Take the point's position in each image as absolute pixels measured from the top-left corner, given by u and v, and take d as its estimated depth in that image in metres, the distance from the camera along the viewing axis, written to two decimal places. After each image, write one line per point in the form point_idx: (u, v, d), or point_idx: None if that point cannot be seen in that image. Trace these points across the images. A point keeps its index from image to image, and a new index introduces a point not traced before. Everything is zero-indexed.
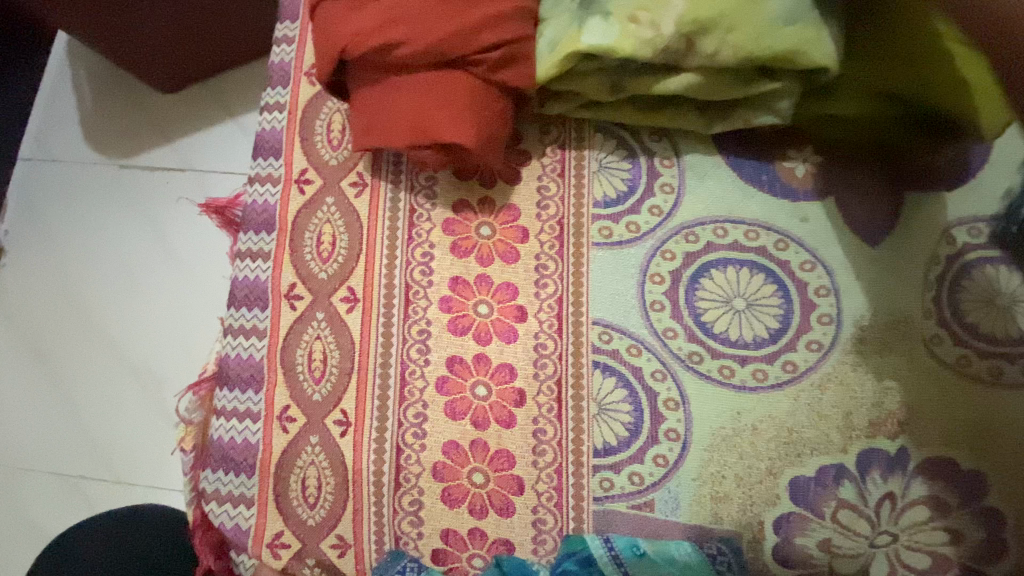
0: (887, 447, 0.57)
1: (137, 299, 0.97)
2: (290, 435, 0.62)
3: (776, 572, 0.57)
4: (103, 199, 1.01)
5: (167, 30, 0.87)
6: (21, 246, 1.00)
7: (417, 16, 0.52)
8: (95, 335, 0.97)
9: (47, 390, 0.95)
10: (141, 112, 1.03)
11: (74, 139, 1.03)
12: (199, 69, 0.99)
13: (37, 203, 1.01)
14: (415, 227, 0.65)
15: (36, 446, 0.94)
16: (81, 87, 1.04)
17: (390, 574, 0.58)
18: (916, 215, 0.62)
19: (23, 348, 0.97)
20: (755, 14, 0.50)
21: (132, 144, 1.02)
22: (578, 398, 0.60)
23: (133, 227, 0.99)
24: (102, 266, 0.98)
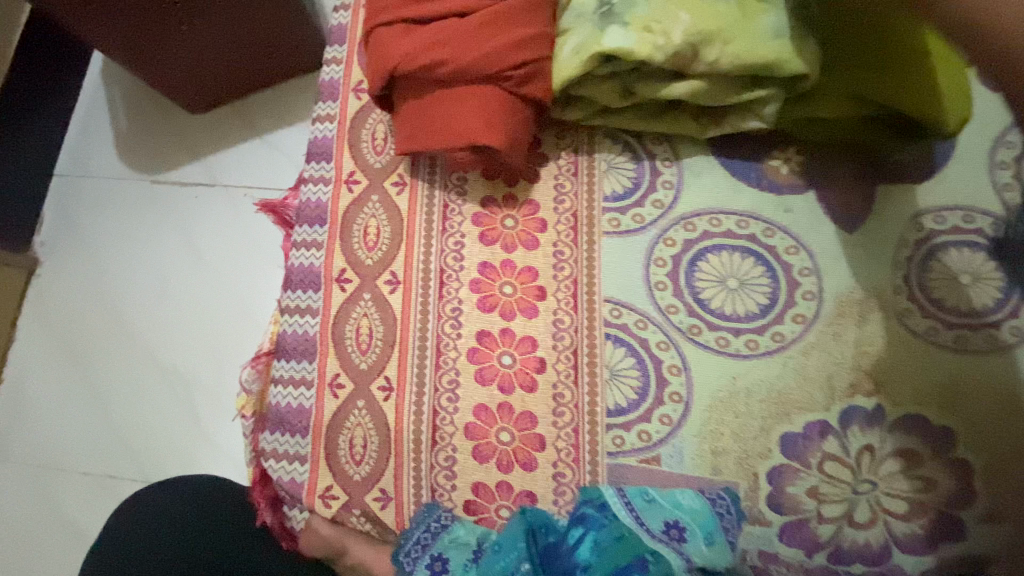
0: (866, 405, 0.65)
1: (167, 303, 1.07)
2: (339, 400, 0.70)
3: (771, 518, 0.64)
4: (137, 213, 1.11)
5: (206, 53, 0.99)
6: (64, 256, 1.11)
7: (458, 39, 0.62)
8: (125, 337, 1.06)
9: (82, 389, 1.05)
10: (174, 134, 1.14)
11: (111, 157, 1.14)
12: (229, 88, 1.10)
13: (76, 217, 1.12)
14: (448, 219, 0.75)
15: (69, 447, 1.03)
16: (116, 110, 1.16)
17: (426, 522, 0.66)
18: (888, 205, 0.70)
19: (61, 351, 1.07)
20: (747, 30, 0.60)
21: (164, 161, 1.13)
22: (593, 366, 0.69)
23: (163, 238, 1.09)
24: (138, 278, 1.08)
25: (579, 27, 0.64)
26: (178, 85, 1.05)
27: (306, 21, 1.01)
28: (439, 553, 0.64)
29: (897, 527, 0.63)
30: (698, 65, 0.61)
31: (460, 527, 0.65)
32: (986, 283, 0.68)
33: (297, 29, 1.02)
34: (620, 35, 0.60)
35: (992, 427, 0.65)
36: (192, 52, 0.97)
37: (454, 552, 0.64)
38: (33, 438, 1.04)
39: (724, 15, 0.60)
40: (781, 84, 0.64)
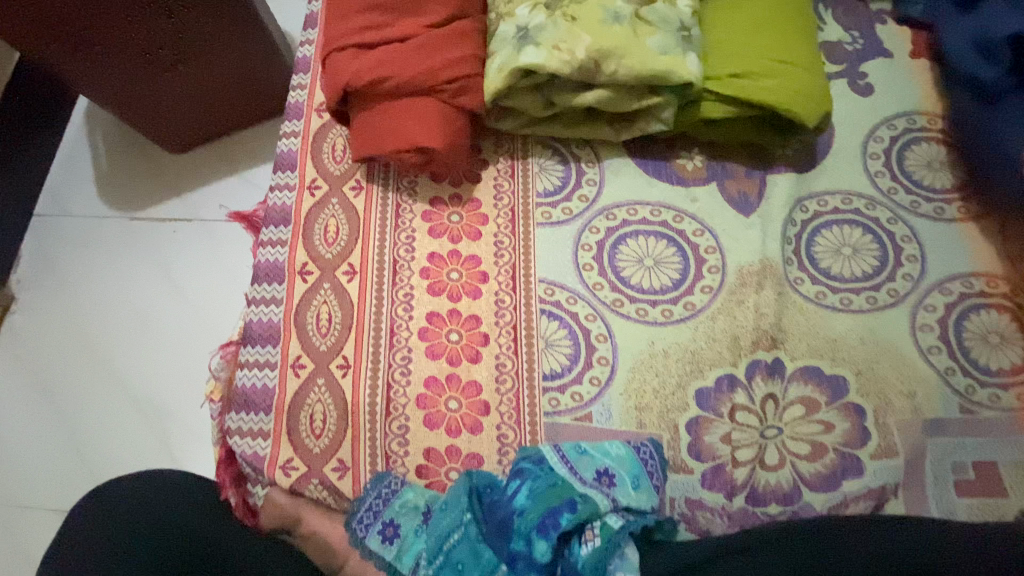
0: (767, 358, 0.73)
1: (139, 333, 1.13)
2: (301, 379, 0.78)
3: (693, 466, 0.71)
4: (112, 249, 1.19)
5: (185, 98, 1.10)
6: (39, 291, 1.17)
7: (399, 59, 0.73)
8: (95, 366, 1.12)
9: (50, 421, 1.09)
10: (151, 174, 1.24)
11: (90, 196, 1.23)
12: (207, 131, 1.21)
13: (53, 256, 1.19)
14: (400, 216, 0.84)
15: (30, 480, 1.06)
16: (97, 154, 1.27)
17: (379, 489, 0.73)
18: (777, 190, 0.82)
19: (30, 386, 1.12)
20: (637, 46, 0.72)
21: (142, 198, 1.22)
22: (531, 337, 0.77)
23: (137, 272, 1.17)
24: (112, 312, 1.15)
25: (504, 48, 0.76)
26: (156, 127, 1.15)
27: (282, 73, 1.15)
28: (390, 519, 0.71)
29: (803, 468, 0.70)
30: (600, 76, 0.73)
31: (409, 491, 0.72)
32: (865, 253, 0.78)
33: (272, 77, 1.14)
34: (534, 53, 0.73)
35: (880, 376, 0.72)
36: (172, 98, 1.09)
37: (404, 518, 0.71)
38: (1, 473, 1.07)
39: (618, 34, 0.73)
40: (672, 91, 0.76)
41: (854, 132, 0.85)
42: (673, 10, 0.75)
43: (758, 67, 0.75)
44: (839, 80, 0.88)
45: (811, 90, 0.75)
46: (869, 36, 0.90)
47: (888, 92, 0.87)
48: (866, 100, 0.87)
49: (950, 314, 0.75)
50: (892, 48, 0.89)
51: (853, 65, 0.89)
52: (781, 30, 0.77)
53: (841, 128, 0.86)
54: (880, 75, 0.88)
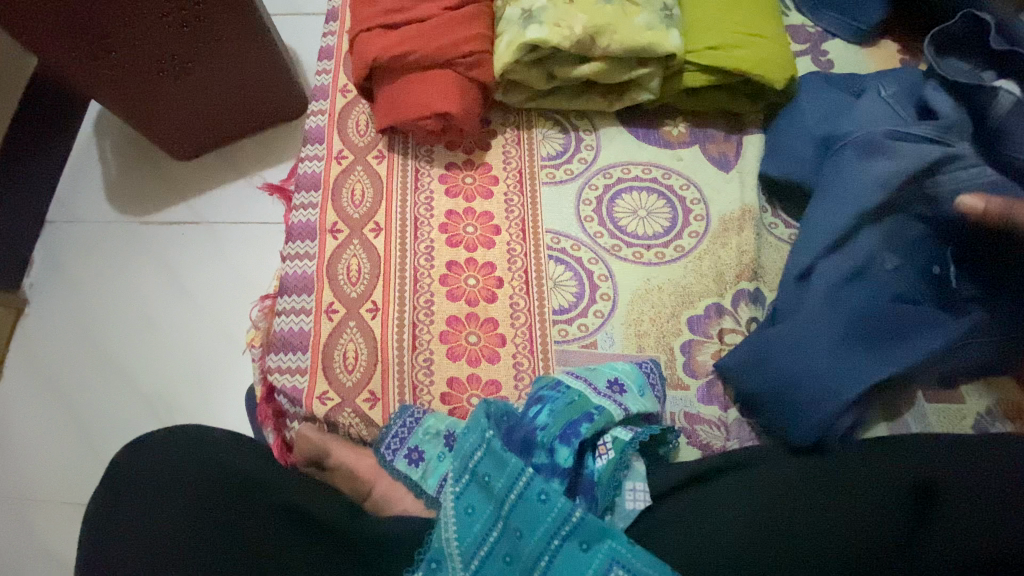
0: (750, 288, 0.83)
1: (148, 334, 1.20)
2: (334, 322, 0.86)
3: (689, 383, 0.80)
4: (123, 256, 1.27)
5: (195, 104, 1.19)
6: (53, 294, 1.25)
7: (419, 37, 0.84)
8: (106, 365, 1.19)
9: (62, 419, 1.16)
10: (162, 181, 1.33)
11: (101, 203, 1.32)
12: (213, 137, 1.30)
13: (65, 264, 1.27)
14: (420, 180, 0.94)
15: (42, 476, 1.12)
16: (107, 161, 1.35)
17: (403, 418, 0.80)
18: (753, 149, 0.93)
19: (44, 387, 1.18)
20: (627, 23, 0.84)
21: (152, 203, 1.31)
22: (540, 279, 0.87)
23: (148, 276, 1.25)
24: (122, 313, 1.22)
25: (511, 27, 0.87)
26: (165, 133, 1.23)
27: (287, 78, 1.24)
28: (415, 445, 0.79)
29: None
30: (595, 49, 0.85)
31: (431, 418, 0.80)
32: None
33: (280, 84, 1.24)
34: (537, 29, 0.84)
35: None
36: (178, 103, 1.17)
37: (428, 445, 0.78)
38: (14, 470, 1.13)
39: (610, 13, 0.84)
40: (658, 62, 0.88)
41: None
42: None
43: (732, 39, 0.87)
44: (804, 57, 1.01)
45: (778, 59, 0.87)
46: None
47: (847, 64, 0.99)
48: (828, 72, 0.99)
49: None
50: None
51: (816, 44, 1.01)
52: (750, 9, 0.89)
53: None
54: (840, 51, 1.01)
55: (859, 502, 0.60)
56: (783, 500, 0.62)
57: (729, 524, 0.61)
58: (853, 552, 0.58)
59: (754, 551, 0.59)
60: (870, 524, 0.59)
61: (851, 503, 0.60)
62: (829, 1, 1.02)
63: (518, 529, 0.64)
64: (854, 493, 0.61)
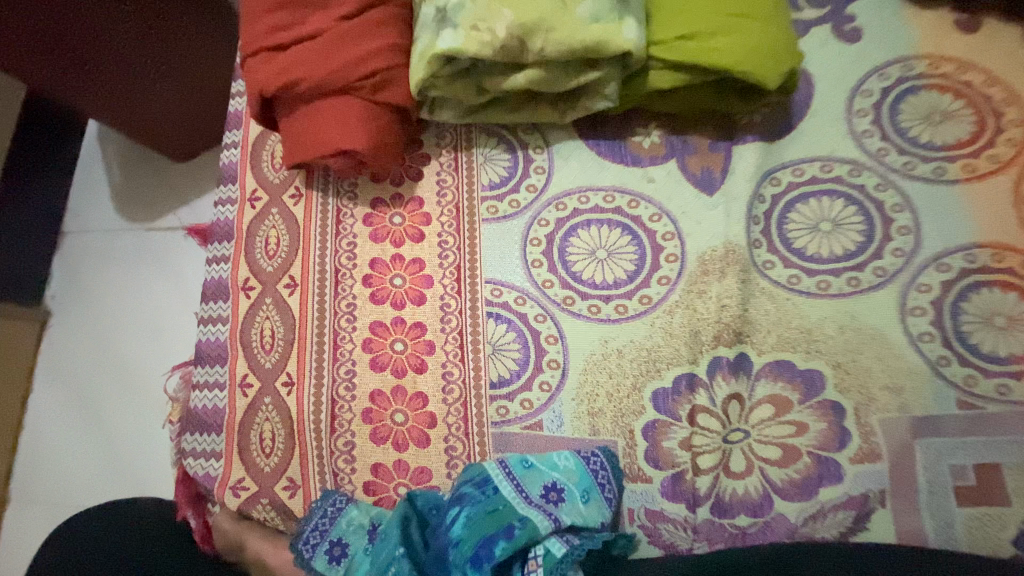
0: (731, 354, 0.66)
1: (165, 346, 1.16)
2: (249, 398, 0.77)
3: (650, 473, 0.66)
4: (135, 263, 1.22)
5: (183, 100, 1.06)
6: (71, 305, 1.22)
7: (311, 58, 0.69)
8: (128, 378, 1.16)
9: (89, 432, 1.15)
10: (164, 184, 1.25)
11: (110, 210, 1.26)
12: (202, 139, 1.20)
13: (82, 272, 1.23)
14: (341, 223, 0.81)
15: (75, 486, 1.13)
16: (112, 167, 1.28)
17: (325, 508, 0.71)
18: (744, 164, 0.73)
19: (71, 398, 1.17)
20: (565, 16, 0.65)
21: (156, 209, 1.24)
22: (476, 343, 0.73)
23: (159, 284, 1.19)
24: (137, 325, 1.18)
25: (424, 32, 0.70)
26: (162, 136, 1.13)
27: None
28: (338, 538, 0.69)
29: (773, 475, 0.63)
30: (527, 55, 0.66)
31: (354, 508, 0.70)
32: (847, 228, 0.69)
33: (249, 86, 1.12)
34: (450, 37, 0.66)
35: (862, 366, 0.64)
36: (160, 112, 1.06)
37: (352, 537, 0.68)
38: (48, 479, 1.14)
39: (542, 5, 0.65)
40: (612, 63, 0.68)
41: (835, 88, 0.74)
42: None
43: (709, 25, 0.66)
44: (818, 29, 0.77)
45: (772, 46, 0.65)
46: None
47: (877, 36, 0.75)
48: (850, 48, 0.75)
49: (949, 294, 0.65)
50: None
51: (835, 9, 0.77)
52: None
53: (820, 85, 0.75)
54: (868, 17, 0.76)
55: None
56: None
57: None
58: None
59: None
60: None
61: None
62: None
63: None
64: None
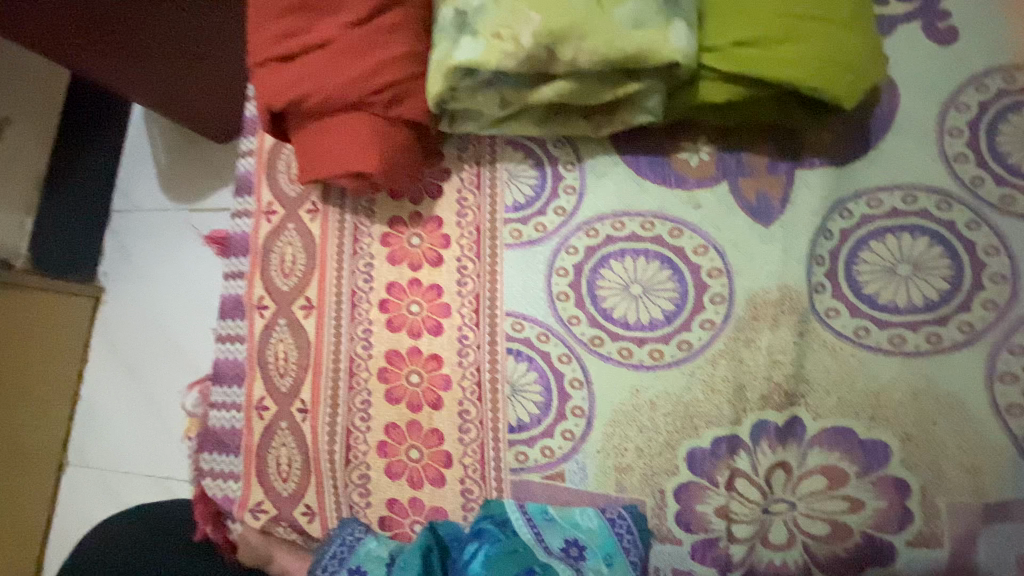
0: (778, 418, 0.58)
1: (213, 327, 1.14)
2: (265, 421, 0.75)
3: (681, 537, 0.61)
4: (181, 241, 1.18)
5: (223, 84, 1.01)
6: (121, 281, 1.21)
7: (319, 69, 0.63)
8: (179, 357, 1.16)
9: (144, 408, 1.17)
10: (207, 162, 1.19)
11: (154, 186, 1.21)
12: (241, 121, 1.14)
13: (130, 248, 1.21)
14: (358, 242, 0.77)
15: (130, 457, 1.16)
16: (155, 144, 1.23)
17: (344, 535, 0.69)
18: (807, 191, 0.63)
19: (126, 375, 1.18)
20: (601, 21, 0.56)
21: (199, 188, 1.19)
22: (495, 382, 0.68)
23: (205, 266, 1.16)
24: (186, 305, 1.16)
25: (442, 39, 0.62)
26: (205, 123, 1.08)
27: None
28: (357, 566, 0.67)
29: (818, 551, 0.57)
30: (556, 66, 0.58)
31: (372, 539, 0.67)
32: (930, 273, 0.58)
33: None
34: (469, 46, 0.59)
35: (936, 439, 0.55)
36: (201, 99, 1.01)
37: (370, 564, 0.65)
38: (106, 448, 1.18)
39: (575, 8, 0.56)
40: (655, 74, 0.59)
41: (925, 99, 0.62)
42: None
43: (774, 28, 0.55)
44: (907, 25, 0.64)
45: (852, 54, 0.54)
46: None
47: (986, 33, 0.62)
48: (950, 49, 0.62)
49: None
50: None
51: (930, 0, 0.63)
52: None
53: (907, 95, 0.63)
54: (974, 10, 0.62)
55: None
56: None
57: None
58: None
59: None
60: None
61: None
62: None
63: None
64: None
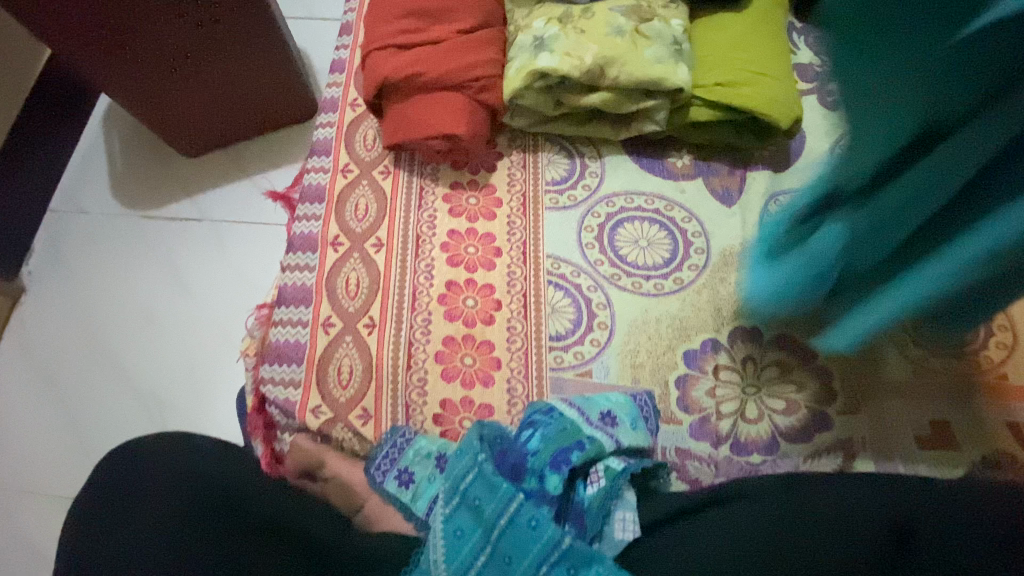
0: (747, 325, 0.84)
1: (150, 328, 1.19)
2: (330, 336, 0.86)
3: (681, 417, 0.80)
4: (126, 248, 1.26)
5: (206, 104, 1.18)
6: (52, 283, 1.24)
7: (431, 57, 0.86)
8: (105, 360, 1.18)
9: (53, 414, 1.14)
10: (167, 176, 1.32)
11: (102, 193, 1.31)
12: (220, 138, 1.29)
13: (65, 252, 1.26)
14: (424, 198, 0.95)
15: (29, 470, 1.11)
16: (113, 154, 1.34)
17: (394, 439, 0.81)
18: (755, 186, 0.94)
19: (37, 377, 1.17)
20: (636, 56, 0.85)
21: (153, 200, 1.30)
22: (538, 304, 0.87)
23: (151, 270, 1.24)
24: (121, 308, 1.21)
25: (522, 53, 0.88)
26: (177, 132, 1.23)
27: (300, 77, 1.22)
28: (405, 466, 0.79)
29: (777, 420, 0.79)
30: (604, 80, 0.86)
31: (422, 439, 0.80)
32: None
33: (272, 96, 1.23)
34: (547, 58, 0.85)
35: None
36: (182, 110, 1.17)
37: (419, 465, 0.78)
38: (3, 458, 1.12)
39: (620, 46, 0.85)
40: (665, 96, 0.88)
41: (822, 139, 0.98)
42: (667, 27, 0.88)
43: (738, 77, 0.88)
44: (809, 96, 1.02)
45: (783, 98, 0.88)
46: None
47: None
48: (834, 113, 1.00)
49: None
50: None
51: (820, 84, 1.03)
52: (758, 49, 0.91)
53: (812, 135, 0.98)
54: None
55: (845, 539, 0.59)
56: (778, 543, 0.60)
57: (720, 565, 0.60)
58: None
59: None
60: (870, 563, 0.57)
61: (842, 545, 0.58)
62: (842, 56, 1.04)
63: (507, 555, 0.66)
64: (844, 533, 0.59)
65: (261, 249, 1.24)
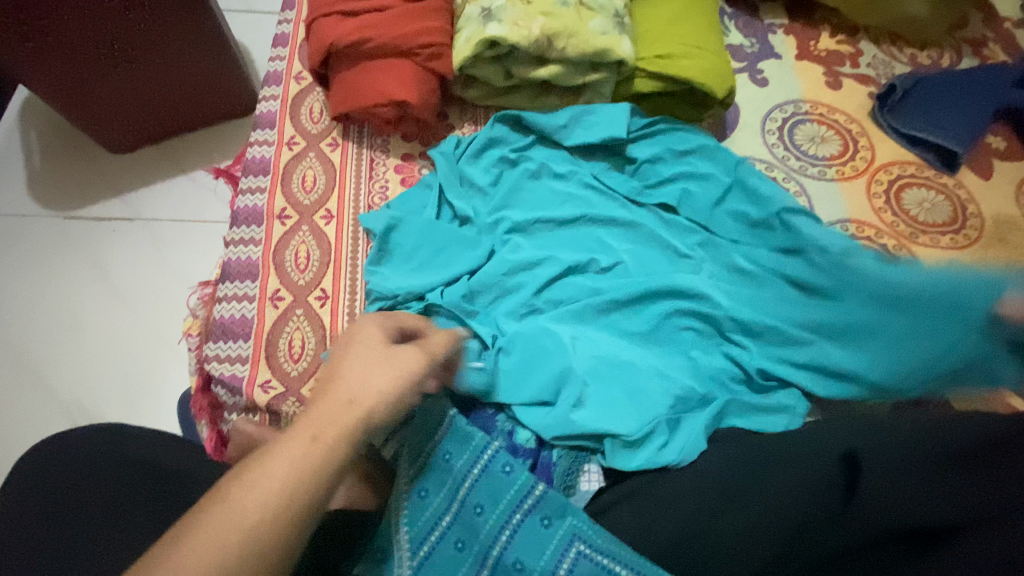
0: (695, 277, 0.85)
1: (74, 334, 1.09)
2: (279, 310, 0.83)
3: None
4: (45, 249, 1.16)
5: (134, 92, 1.08)
6: None
7: (380, 23, 0.86)
8: (19, 370, 1.07)
9: None
10: (91, 169, 1.22)
11: (16, 191, 1.20)
12: (149, 133, 1.20)
13: None
14: (374, 169, 0.94)
15: None
16: (29, 147, 1.24)
17: None
18: None
19: None
20: (582, 26, 0.86)
21: (75, 196, 1.20)
22: None
23: (75, 271, 1.14)
24: (41, 313, 1.11)
25: (470, 24, 0.88)
26: (101, 124, 1.12)
27: (235, 75, 1.15)
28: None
29: None
30: (552, 52, 0.87)
31: None
32: None
33: (206, 92, 1.15)
34: (497, 27, 0.85)
35: None
36: (104, 99, 1.06)
37: None
38: None
39: (566, 16, 0.86)
40: (610, 68, 0.91)
41: (754, 113, 1.05)
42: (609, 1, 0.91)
43: (677, 50, 0.92)
44: (742, 74, 1.09)
45: (716, 67, 0.92)
46: (766, 42, 1.12)
47: (781, 83, 1.08)
48: (764, 90, 1.07)
49: None
50: (783, 53, 1.11)
51: (752, 64, 1.10)
52: (695, 24, 0.95)
53: (745, 110, 1.05)
54: (774, 71, 1.09)
55: (795, 505, 0.57)
56: (732, 490, 0.61)
57: (666, 518, 0.61)
58: (792, 537, 0.56)
59: (699, 557, 0.58)
60: (817, 548, 0.55)
61: (772, 526, 0.57)
62: (767, 38, 1.13)
63: (478, 506, 0.66)
64: (807, 492, 0.58)
65: (196, 246, 1.16)
